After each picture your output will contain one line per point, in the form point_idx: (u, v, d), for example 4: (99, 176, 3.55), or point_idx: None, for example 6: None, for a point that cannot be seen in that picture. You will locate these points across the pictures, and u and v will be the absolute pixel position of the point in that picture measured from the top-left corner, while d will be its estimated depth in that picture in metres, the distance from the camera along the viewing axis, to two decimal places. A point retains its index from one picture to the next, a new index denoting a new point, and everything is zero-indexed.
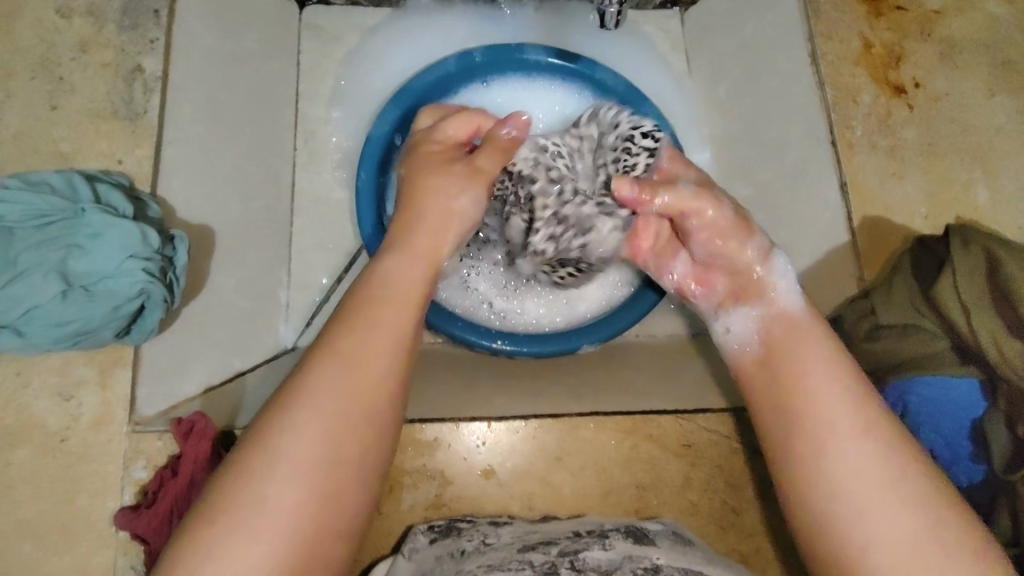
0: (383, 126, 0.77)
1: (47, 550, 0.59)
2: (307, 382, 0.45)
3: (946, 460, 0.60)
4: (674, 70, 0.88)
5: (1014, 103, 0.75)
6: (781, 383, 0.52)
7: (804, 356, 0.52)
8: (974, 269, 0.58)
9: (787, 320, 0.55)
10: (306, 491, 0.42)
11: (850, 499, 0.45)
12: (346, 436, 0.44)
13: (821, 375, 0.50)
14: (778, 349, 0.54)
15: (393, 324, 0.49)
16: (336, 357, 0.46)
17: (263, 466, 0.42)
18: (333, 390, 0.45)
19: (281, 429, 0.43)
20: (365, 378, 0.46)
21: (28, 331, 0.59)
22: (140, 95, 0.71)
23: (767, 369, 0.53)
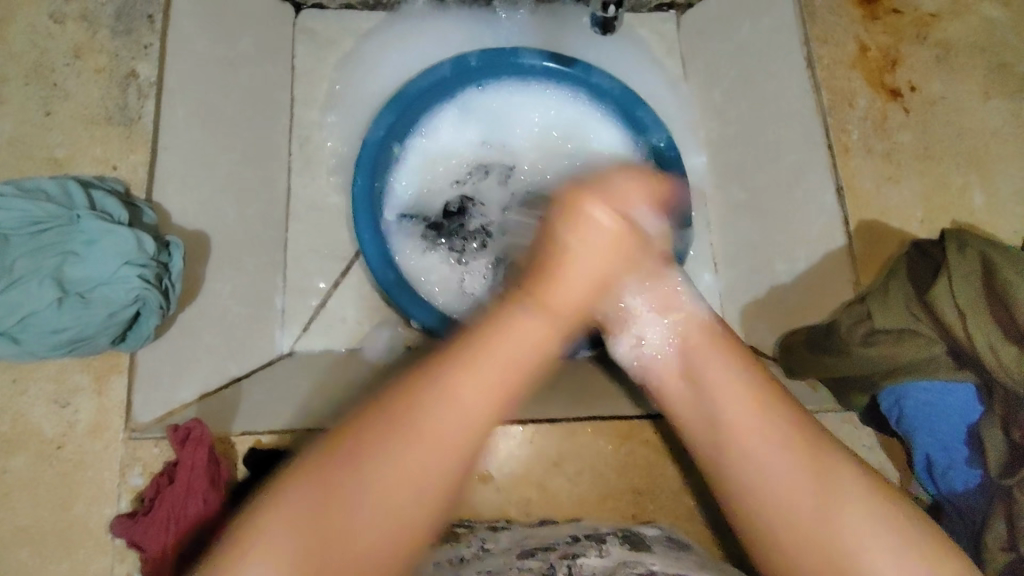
0: (377, 133, 0.77)
1: (44, 556, 0.59)
2: (364, 436, 0.45)
3: (943, 465, 0.60)
4: (669, 72, 0.90)
5: (1010, 107, 0.75)
6: (704, 413, 0.52)
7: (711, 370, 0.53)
8: (970, 273, 0.58)
9: (701, 324, 0.56)
10: (346, 523, 0.43)
11: (806, 522, 0.47)
12: (392, 497, 0.44)
13: (733, 400, 0.51)
14: (693, 362, 0.54)
15: (491, 385, 0.48)
16: (435, 405, 0.46)
17: (313, 495, 0.43)
18: (402, 444, 0.45)
19: (344, 470, 0.44)
20: (428, 445, 0.45)
21: (24, 338, 0.59)
22: (136, 101, 0.70)
23: (690, 383, 0.54)
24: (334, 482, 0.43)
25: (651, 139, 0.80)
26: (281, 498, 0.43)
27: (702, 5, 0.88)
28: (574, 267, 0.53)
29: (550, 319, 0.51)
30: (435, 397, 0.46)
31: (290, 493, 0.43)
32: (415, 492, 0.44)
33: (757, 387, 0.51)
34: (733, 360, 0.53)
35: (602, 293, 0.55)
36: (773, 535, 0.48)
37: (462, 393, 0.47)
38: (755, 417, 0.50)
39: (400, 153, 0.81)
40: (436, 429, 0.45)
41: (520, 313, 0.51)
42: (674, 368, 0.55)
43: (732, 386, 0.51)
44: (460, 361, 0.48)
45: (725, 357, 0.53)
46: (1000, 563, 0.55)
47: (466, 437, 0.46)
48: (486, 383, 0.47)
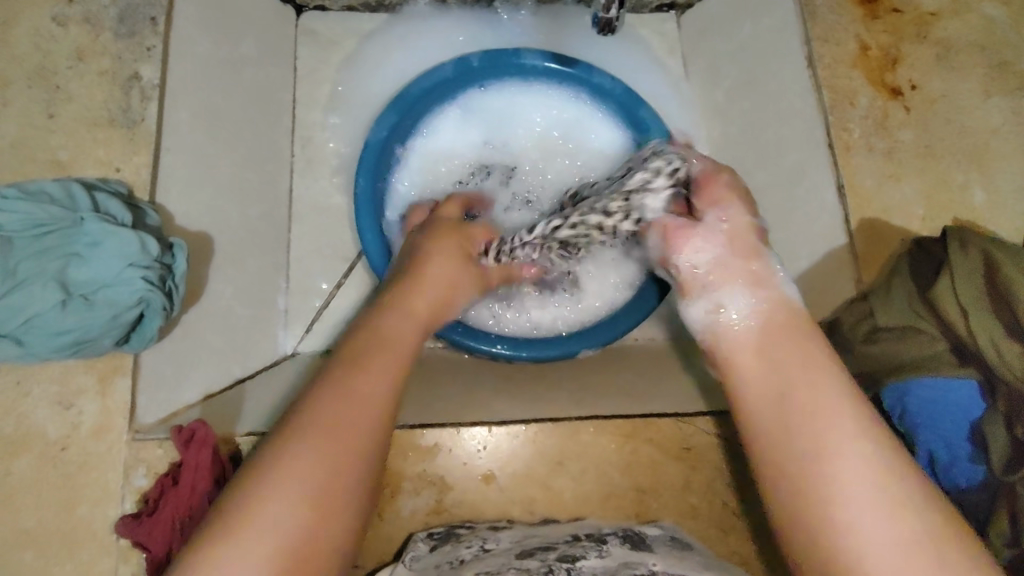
0: (379, 133, 0.78)
1: (49, 558, 0.59)
2: (284, 435, 0.44)
3: (945, 462, 0.59)
4: (672, 73, 0.90)
5: (1010, 105, 0.75)
6: (771, 391, 0.50)
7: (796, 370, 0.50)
8: (973, 270, 0.59)
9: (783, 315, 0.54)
10: (290, 517, 0.41)
11: (836, 487, 0.44)
12: (328, 477, 0.43)
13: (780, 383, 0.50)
14: (769, 333, 0.53)
15: (383, 365, 0.50)
16: (346, 391, 0.47)
17: (253, 499, 0.41)
18: (319, 428, 0.45)
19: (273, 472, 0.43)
20: (352, 423, 0.46)
21: (28, 340, 0.59)
22: (138, 103, 0.70)
23: (760, 358, 0.52)
24: (294, 479, 0.42)
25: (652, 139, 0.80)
26: (217, 515, 0.41)
27: (703, 4, 0.88)
28: (421, 296, 0.59)
29: (413, 326, 0.55)
30: (337, 389, 0.47)
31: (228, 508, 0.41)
32: (338, 465, 0.44)
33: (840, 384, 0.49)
34: (809, 334, 0.52)
35: (438, 311, 0.60)
36: (806, 509, 0.45)
37: (361, 389, 0.48)
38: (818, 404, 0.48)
39: (402, 154, 0.81)
40: (347, 401, 0.46)
41: (382, 320, 0.54)
42: (744, 341, 0.54)
43: (793, 351, 0.51)
44: (371, 364, 0.49)
45: (804, 338, 0.52)
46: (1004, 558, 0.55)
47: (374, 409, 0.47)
48: (380, 372, 0.49)
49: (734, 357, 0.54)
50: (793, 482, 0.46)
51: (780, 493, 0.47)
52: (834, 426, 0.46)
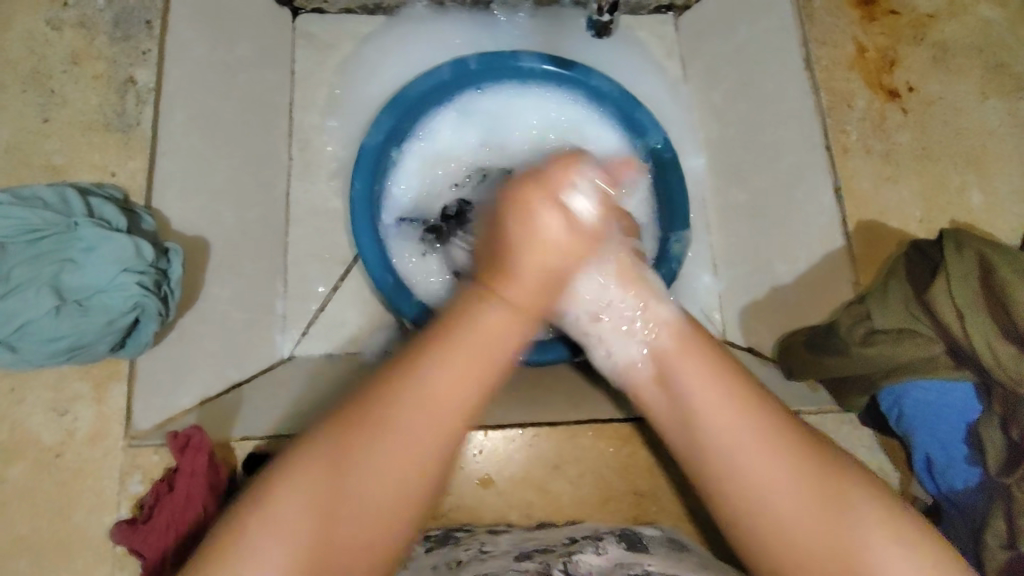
0: (376, 137, 0.77)
1: (45, 565, 0.59)
2: (351, 425, 0.47)
3: (943, 462, 0.61)
4: (668, 75, 0.89)
5: (1007, 106, 0.75)
6: (676, 412, 0.54)
7: (687, 385, 0.53)
8: (967, 272, 0.57)
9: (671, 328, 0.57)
10: (343, 507, 0.45)
11: (813, 531, 0.48)
12: (379, 478, 0.46)
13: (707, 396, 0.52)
14: (669, 363, 0.55)
15: (465, 365, 0.49)
16: (414, 390, 0.48)
17: (312, 486, 0.46)
18: (377, 429, 0.47)
19: (331, 460, 0.46)
20: (409, 426, 0.47)
21: (22, 347, 0.59)
22: (133, 106, 0.71)
23: (665, 387, 0.55)
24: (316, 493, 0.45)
25: (650, 141, 0.80)
26: (273, 496, 0.45)
27: (699, 7, 0.88)
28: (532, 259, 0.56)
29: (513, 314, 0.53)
30: (407, 389, 0.48)
31: (284, 492, 0.45)
32: (390, 471, 0.46)
33: (755, 404, 0.51)
34: (706, 352, 0.55)
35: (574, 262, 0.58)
36: (774, 550, 0.48)
37: (427, 399, 0.48)
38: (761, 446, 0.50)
39: (399, 157, 0.81)
40: (410, 407, 0.48)
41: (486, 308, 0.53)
42: (649, 373, 0.57)
43: (705, 380, 0.53)
44: (448, 356, 0.49)
45: (703, 356, 0.54)
46: (999, 560, 0.55)
47: (439, 422, 0.48)
48: (454, 371, 0.49)
49: (648, 394, 0.57)
50: (756, 522, 0.49)
51: (739, 535, 0.50)
52: (777, 467, 0.49)
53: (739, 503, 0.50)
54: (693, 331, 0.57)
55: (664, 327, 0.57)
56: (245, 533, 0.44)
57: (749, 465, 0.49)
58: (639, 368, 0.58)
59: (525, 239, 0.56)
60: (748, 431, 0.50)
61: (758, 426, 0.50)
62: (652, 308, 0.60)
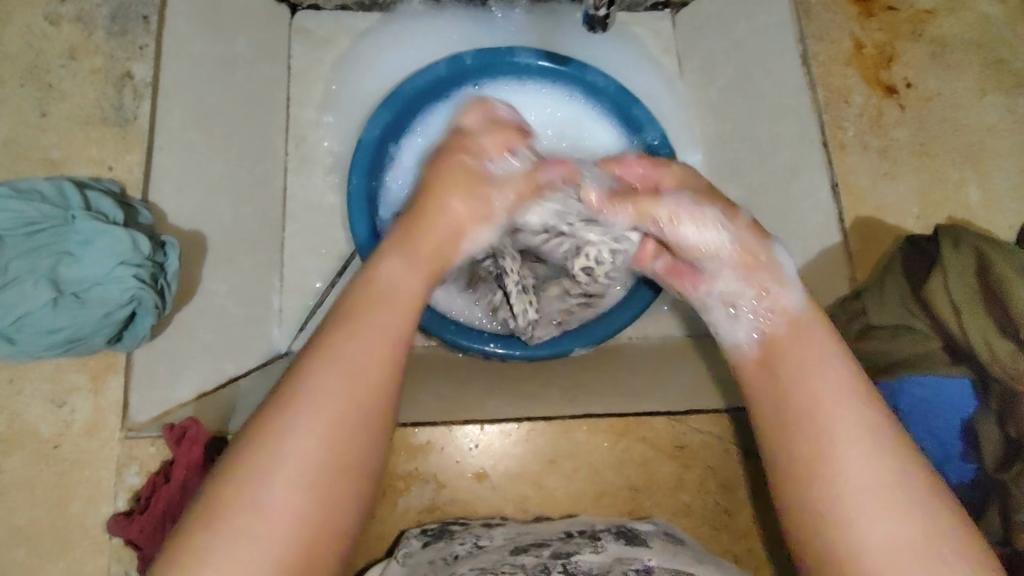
0: (373, 131, 0.78)
1: (41, 557, 0.59)
2: (281, 408, 0.44)
3: (938, 460, 0.60)
4: (666, 72, 0.90)
5: (1006, 102, 0.75)
6: (775, 393, 0.53)
7: (800, 356, 0.53)
8: (963, 269, 0.58)
9: (789, 314, 0.56)
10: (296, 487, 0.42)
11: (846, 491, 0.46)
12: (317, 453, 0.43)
13: (822, 380, 0.51)
14: (780, 349, 0.54)
15: (369, 331, 0.48)
16: (338, 357, 0.46)
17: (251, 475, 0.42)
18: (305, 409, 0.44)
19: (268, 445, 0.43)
20: (332, 402, 0.45)
21: (20, 338, 0.59)
22: (131, 101, 0.70)
23: (769, 371, 0.54)
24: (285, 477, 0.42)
25: (646, 137, 0.80)
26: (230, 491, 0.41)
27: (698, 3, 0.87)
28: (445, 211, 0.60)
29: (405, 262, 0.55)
30: (323, 368, 0.46)
31: (259, 484, 0.41)
32: (326, 445, 0.44)
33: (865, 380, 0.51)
34: (820, 340, 0.54)
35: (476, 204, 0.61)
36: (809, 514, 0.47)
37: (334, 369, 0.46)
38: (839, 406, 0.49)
39: (396, 153, 0.81)
40: (333, 385, 0.45)
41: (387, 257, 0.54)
42: (755, 357, 0.56)
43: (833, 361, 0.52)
44: (354, 330, 0.48)
45: (815, 344, 0.54)
46: (998, 557, 0.54)
47: (363, 387, 0.46)
48: (372, 338, 0.48)
49: (745, 373, 0.56)
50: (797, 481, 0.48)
51: (785, 476, 0.49)
52: (848, 426, 0.48)
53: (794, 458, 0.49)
54: (815, 320, 0.56)
55: (783, 312, 0.57)
56: (208, 533, 0.40)
57: (816, 425, 0.49)
58: (744, 351, 0.57)
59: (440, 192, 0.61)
60: (831, 383, 0.50)
61: (849, 393, 0.50)
62: (775, 295, 0.58)
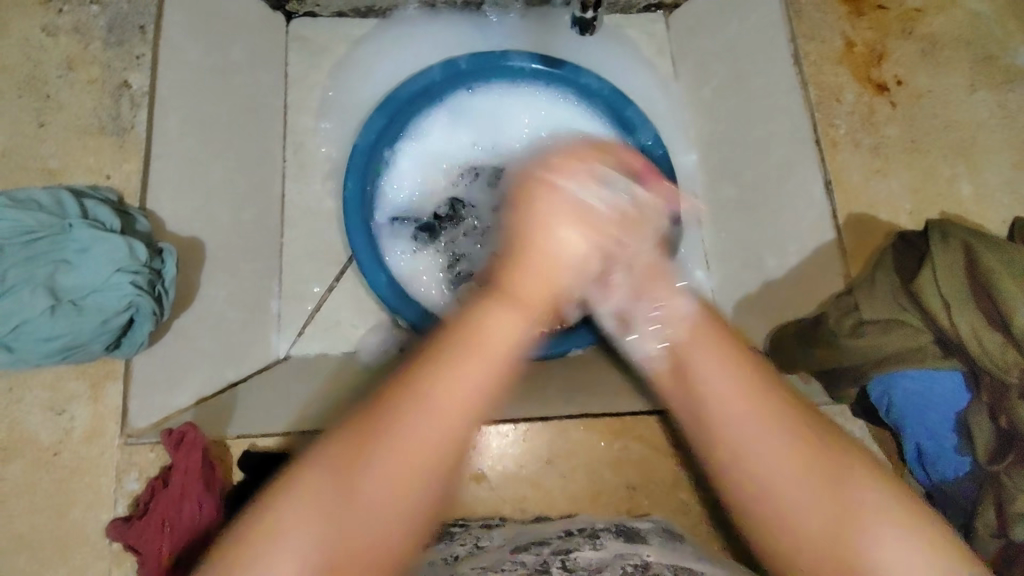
0: (368, 136, 0.79)
1: (42, 562, 0.60)
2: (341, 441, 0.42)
3: (933, 453, 0.61)
4: (660, 73, 0.90)
5: (997, 98, 0.75)
6: (707, 442, 0.48)
7: (704, 374, 0.49)
8: (954, 263, 0.58)
9: (689, 325, 0.51)
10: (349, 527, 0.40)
11: (824, 541, 0.43)
12: (392, 482, 0.41)
13: (737, 413, 0.47)
14: (684, 360, 0.50)
15: (482, 370, 0.44)
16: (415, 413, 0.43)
17: (320, 506, 0.41)
18: (398, 424, 0.42)
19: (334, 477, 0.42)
20: (414, 428, 0.42)
21: (18, 347, 0.59)
22: (128, 110, 0.71)
23: (682, 383, 0.50)
24: (311, 512, 0.41)
25: (639, 138, 0.80)
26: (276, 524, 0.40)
27: (690, 4, 0.88)
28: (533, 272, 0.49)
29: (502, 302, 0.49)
30: (413, 406, 0.43)
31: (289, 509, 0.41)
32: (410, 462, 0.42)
33: (750, 391, 0.47)
34: (726, 348, 0.49)
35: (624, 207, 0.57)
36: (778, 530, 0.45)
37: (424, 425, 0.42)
38: (759, 428, 0.46)
39: (392, 157, 0.82)
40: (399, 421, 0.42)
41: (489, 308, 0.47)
42: (667, 367, 0.51)
43: (728, 395, 0.47)
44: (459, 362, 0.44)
45: (722, 361, 0.49)
46: (993, 550, 0.56)
47: (447, 430, 0.43)
48: (480, 382, 0.44)
49: (668, 391, 0.52)
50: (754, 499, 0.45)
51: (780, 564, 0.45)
52: (785, 460, 0.45)
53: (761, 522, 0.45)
54: (710, 331, 0.51)
55: (681, 322, 0.52)
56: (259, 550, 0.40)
57: (774, 495, 0.45)
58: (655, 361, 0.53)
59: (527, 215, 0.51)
60: (747, 416, 0.46)
61: (748, 415, 0.46)
62: (671, 302, 0.53)
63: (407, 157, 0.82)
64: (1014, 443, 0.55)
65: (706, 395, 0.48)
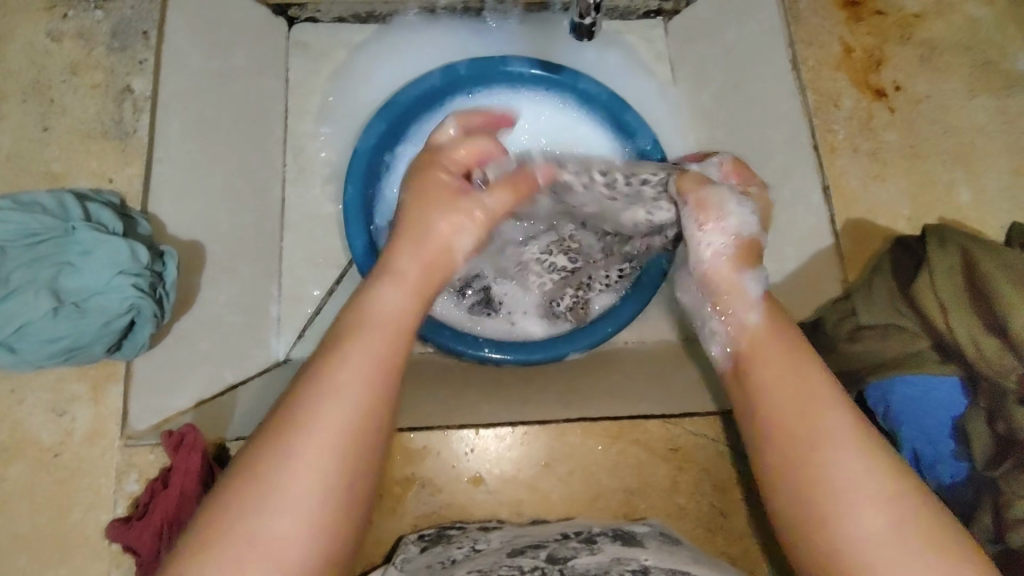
0: (368, 141, 0.79)
1: (42, 562, 0.60)
2: (262, 448, 0.43)
3: (931, 458, 0.59)
4: (659, 79, 0.90)
5: (995, 103, 0.75)
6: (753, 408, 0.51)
7: (765, 371, 0.52)
8: (950, 268, 0.60)
9: (748, 334, 0.55)
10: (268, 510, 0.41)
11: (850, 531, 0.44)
12: (310, 459, 0.43)
13: (778, 395, 0.50)
14: (750, 358, 0.53)
15: (379, 355, 0.47)
16: (315, 396, 0.45)
17: (235, 503, 0.41)
18: (323, 391, 0.45)
19: (253, 476, 0.42)
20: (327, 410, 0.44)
21: (21, 347, 0.60)
22: (130, 114, 0.72)
23: (739, 383, 0.54)
24: (233, 509, 0.41)
25: (639, 142, 0.80)
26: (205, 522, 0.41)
27: (689, 10, 0.88)
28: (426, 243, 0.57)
29: (408, 297, 0.53)
30: (310, 391, 0.45)
31: (211, 511, 0.41)
32: (333, 444, 0.43)
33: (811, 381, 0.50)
34: (793, 343, 0.53)
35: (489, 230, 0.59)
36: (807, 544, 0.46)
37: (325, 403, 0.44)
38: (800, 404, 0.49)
39: (392, 162, 0.83)
40: (322, 414, 0.44)
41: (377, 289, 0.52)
42: (731, 366, 0.55)
43: (782, 382, 0.50)
44: (360, 342, 0.48)
45: (788, 351, 0.52)
46: (992, 556, 0.54)
47: (346, 409, 0.44)
48: (366, 360, 0.47)
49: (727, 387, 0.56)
50: (789, 492, 0.47)
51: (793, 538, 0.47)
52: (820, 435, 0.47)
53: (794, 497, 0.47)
54: (781, 334, 0.54)
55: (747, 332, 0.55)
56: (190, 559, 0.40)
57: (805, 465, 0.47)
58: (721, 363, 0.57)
59: (424, 233, 0.57)
60: (787, 393, 0.49)
61: (796, 389, 0.49)
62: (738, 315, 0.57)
63: (407, 161, 0.82)
64: (1013, 448, 0.55)
65: (761, 388, 0.51)
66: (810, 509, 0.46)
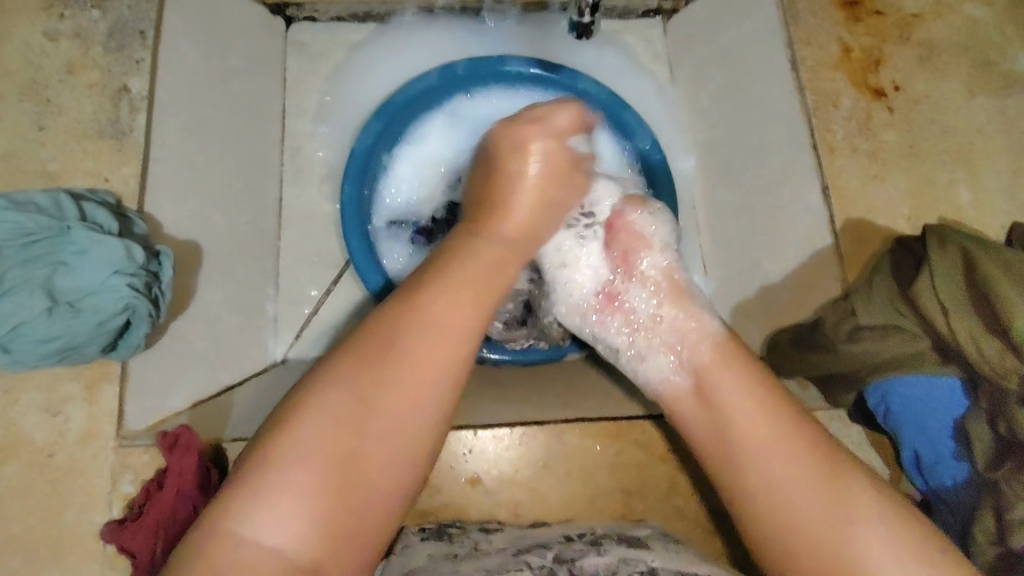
0: (365, 141, 0.79)
1: (36, 564, 0.60)
2: (333, 388, 0.45)
3: (932, 460, 0.60)
4: (657, 79, 0.90)
5: (994, 104, 0.75)
6: (713, 426, 0.53)
7: (722, 382, 0.54)
8: (952, 267, 0.58)
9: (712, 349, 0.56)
10: (354, 463, 0.44)
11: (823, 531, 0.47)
12: (394, 422, 0.45)
13: (733, 397, 0.53)
14: (704, 376, 0.55)
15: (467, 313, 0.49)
16: (404, 348, 0.47)
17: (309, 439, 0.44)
18: (415, 347, 0.47)
19: (329, 411, 0.45)
20: (418, 357, 0.47)
21: (14, 348, 0.59)
22: (127, 114, 0.72)
23: (703, 403, 0.54)
24: (309, 440, 0.44)
25: (639, 143, 0.81)
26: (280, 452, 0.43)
27: (687, 10, 0.88)
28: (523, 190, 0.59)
29: (509, 244, 0.57)
30: (394, 350, 0.47)
31: (289, 449, 0.43)
32: (412, 421, 0.46)
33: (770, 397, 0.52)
34: (753, 374, 0.53)
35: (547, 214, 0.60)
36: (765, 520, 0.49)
37: (402, 368, 0.46)
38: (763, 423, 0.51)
39: (390, 162, 0.82)
40: (395, 385, 0.46)
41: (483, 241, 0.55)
42: (689, 389, 0.56)
43: (741, 390, 0.53)
44: (445, 292, 0.50)
45: (744, 377, 0.54)
46: (991, 556, 0.55)
47: (428, 371, 0.47)
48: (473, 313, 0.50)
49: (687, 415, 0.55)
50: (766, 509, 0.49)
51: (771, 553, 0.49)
52: (787, 449, 0.50)
53: (766, 513, 0.49)
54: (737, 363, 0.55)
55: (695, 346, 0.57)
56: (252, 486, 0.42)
57: (775, 483, 0.49)
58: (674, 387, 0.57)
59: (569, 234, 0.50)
60: (753, 415, 0.51)
61: (753, 399, 0.52)
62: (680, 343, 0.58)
63: (405, 160, 0.82)
64: (1014, 450, 0.55)
65: (723, 400, 0.53)
66: (786, 524, 0.48)
